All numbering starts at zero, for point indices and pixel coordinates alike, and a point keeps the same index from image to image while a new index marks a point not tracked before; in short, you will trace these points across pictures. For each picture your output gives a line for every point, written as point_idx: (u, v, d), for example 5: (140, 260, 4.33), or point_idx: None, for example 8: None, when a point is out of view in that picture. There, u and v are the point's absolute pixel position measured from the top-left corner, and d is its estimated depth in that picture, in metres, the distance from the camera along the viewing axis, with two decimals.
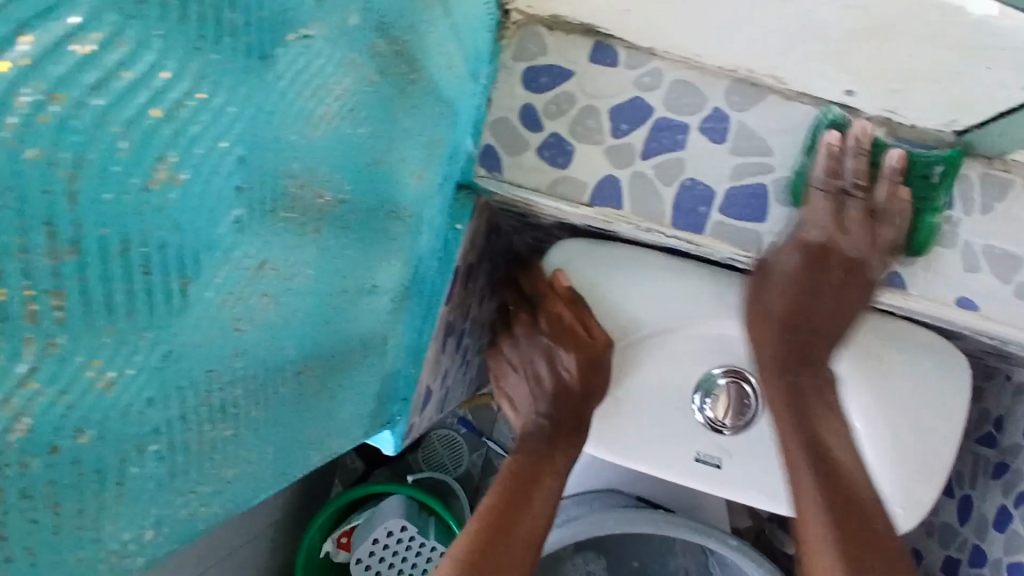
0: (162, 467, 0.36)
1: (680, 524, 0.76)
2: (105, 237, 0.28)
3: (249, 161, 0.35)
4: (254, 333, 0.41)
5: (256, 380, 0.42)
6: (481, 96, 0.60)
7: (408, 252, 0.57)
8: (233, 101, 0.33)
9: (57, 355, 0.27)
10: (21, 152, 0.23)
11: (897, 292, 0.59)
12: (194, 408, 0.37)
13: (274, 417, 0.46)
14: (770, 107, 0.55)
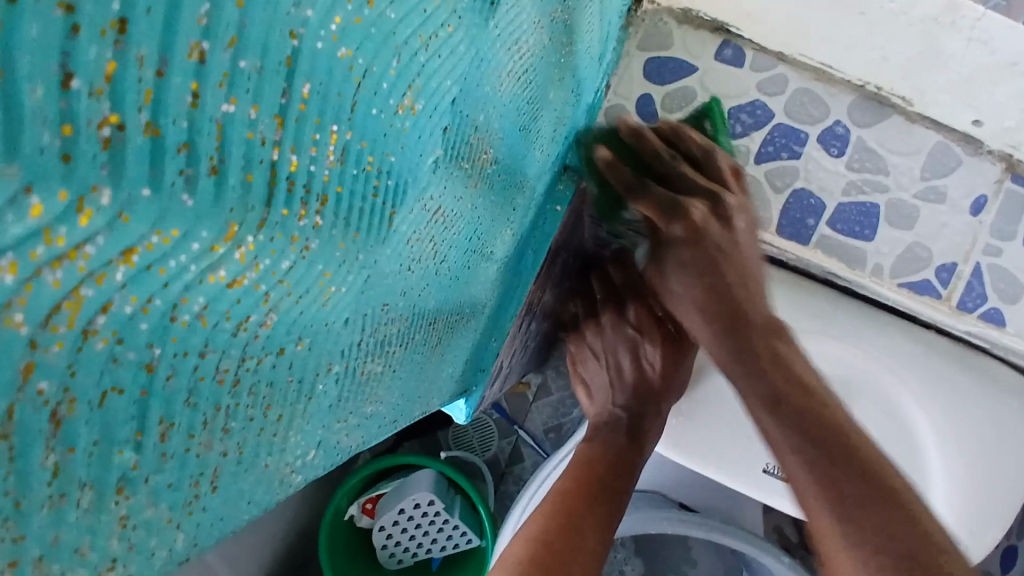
0: (337, 443, 0.30)
1: (731, 534, 0.77)
2: (362, 153, 0.21)
3: (460, 102, 0.28)
4: (399, 307, 0.31)
5: (392, 357, 0.34)
6: (602, 83, 0.61)
7: (521, 227, 0.55)
8: (464, 21, 0.25)
9: (308, 258, 0.20)
10: (338, 50, 0.17)
11: (993, 328, 0.59)
12: (347, 388, 0.29)
13: (384, 407, 0.36)
14: (892, 129, 0.58)
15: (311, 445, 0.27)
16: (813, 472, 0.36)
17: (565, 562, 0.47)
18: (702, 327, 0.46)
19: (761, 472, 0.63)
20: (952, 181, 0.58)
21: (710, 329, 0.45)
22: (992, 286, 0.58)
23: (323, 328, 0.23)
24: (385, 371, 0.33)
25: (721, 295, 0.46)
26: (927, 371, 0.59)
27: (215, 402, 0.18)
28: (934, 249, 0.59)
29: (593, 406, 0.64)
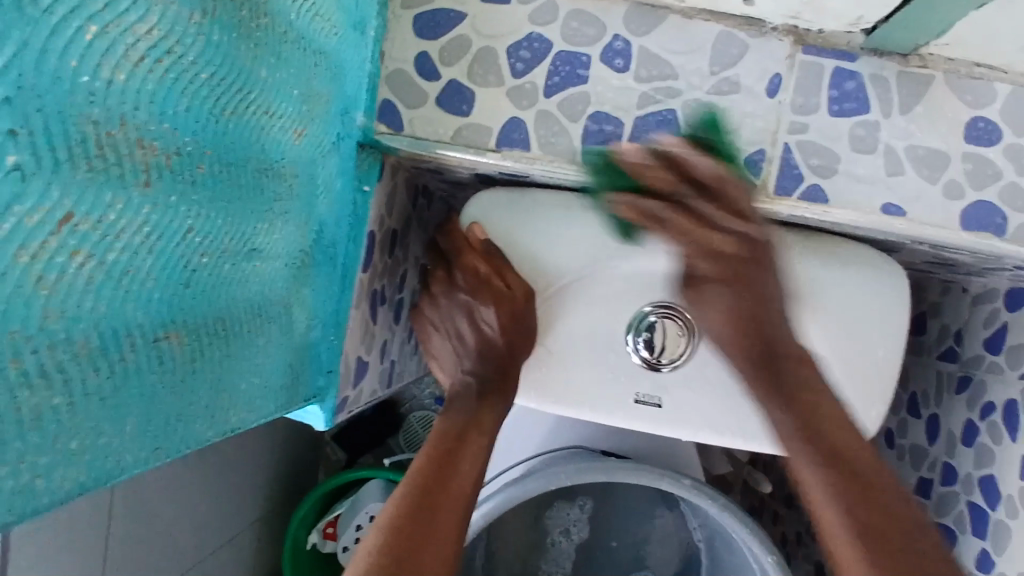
0: (8, 477, 0.29)
1: (635, 471, 0.73)
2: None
3: (19, 98, 0.26)
4: (87, 315, 0.32)
5: (111, 369, 0.33)
6: (371, 51, 0.58)
7: (311, 216, 0.53)
8: (200, 68, 0.36)
9: None
10: None
11: (821, 207, 0.57)
12: (29, 400, 0.29)
13: (124, 420, 0.35)
14: (671, 30, 0.57)
15: (11, 458, 0.29)
16: (804, 458, 0.53)
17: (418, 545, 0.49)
18: (755, 342, 0.58)
19: (631, 403, 0.62)
20: (742, 68, 0.57)
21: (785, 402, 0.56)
22: (806, 162, 0.57)
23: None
24: (105, 386, 0.33)
25: (761, 334, 0.58)
26: (773, 274, 0.60)
27: None
28: (739, 142, 0.57)
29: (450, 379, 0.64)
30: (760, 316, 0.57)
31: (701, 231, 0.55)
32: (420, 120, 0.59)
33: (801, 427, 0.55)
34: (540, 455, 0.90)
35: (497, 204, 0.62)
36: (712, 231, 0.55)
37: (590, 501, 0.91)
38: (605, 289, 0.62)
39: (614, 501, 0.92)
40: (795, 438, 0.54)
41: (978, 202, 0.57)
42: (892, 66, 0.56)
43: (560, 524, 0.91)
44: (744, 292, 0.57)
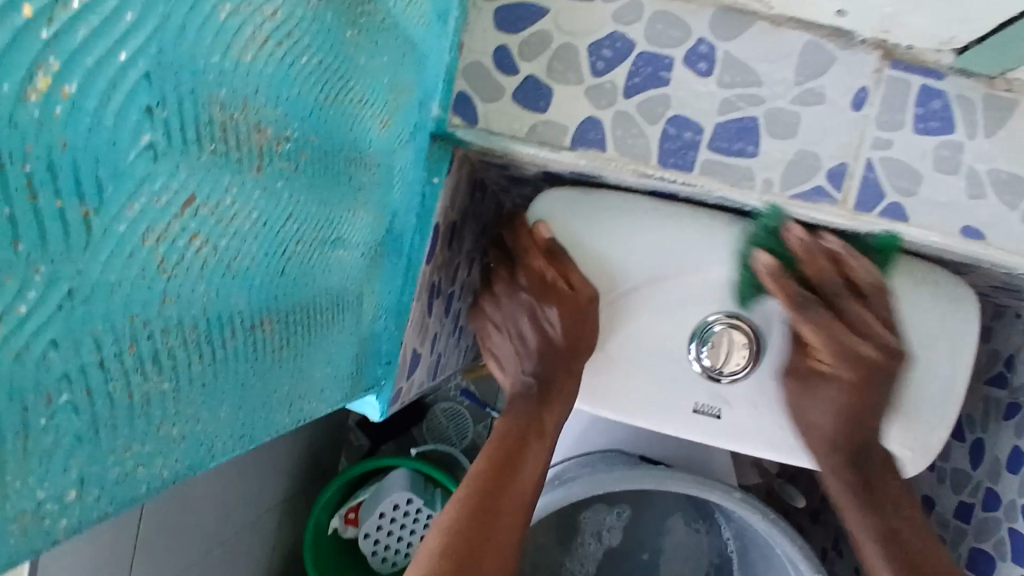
0: (114, 466, 0.29)
1: (683, 480, 0.73)
2: (123, 130, 0.25)
3: (157, 79, 0.26)
4: (198, 301, 0.31)
5: (213, 355, 0.33)
6: (449, 42, 0.58)
7: (386, 206, 0.53)
8: (313, 53, 0.36)
9: (34, 359, 0.24)
10: (71, 37, 0.22)
11: (898, 224, 0.56)
12: (141, 385, 0.29)
13: (218, 407, 0.35)
14: (757, 37, 0.55)
15: (118, 445, 0.29)
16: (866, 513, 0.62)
17: (475, 554, 0.51)
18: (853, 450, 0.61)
19: (691, 413, 0.63)
20: (828, 80, 0.56)
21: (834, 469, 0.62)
22: (887, 180, 0.56)
23: (104, 291, 0.26)
24: (205, 373, 0.33)
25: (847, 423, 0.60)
26: (845, 292, 0.59)
27: (28, 437, 0.24)
28: (819, 155, 0.56)
29: (510, 378, 0.64)
30: (860, 404, 0.59)
31: (838, 326, 0.57)
32: (496, 115, 0.58)
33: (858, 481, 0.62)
34: (582, 457, 0.90)
35: (567, 204, 0.61)
36: (853, 336, 0.56)
37: (626, 513, 0.91)
38: (672, 296, 0.61)
39: (649, 517, 0.92)
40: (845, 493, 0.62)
41: None
42: (978, 90, 0.55)
43: (592, 526, 0.90)
44: (863, 390, 0.58)
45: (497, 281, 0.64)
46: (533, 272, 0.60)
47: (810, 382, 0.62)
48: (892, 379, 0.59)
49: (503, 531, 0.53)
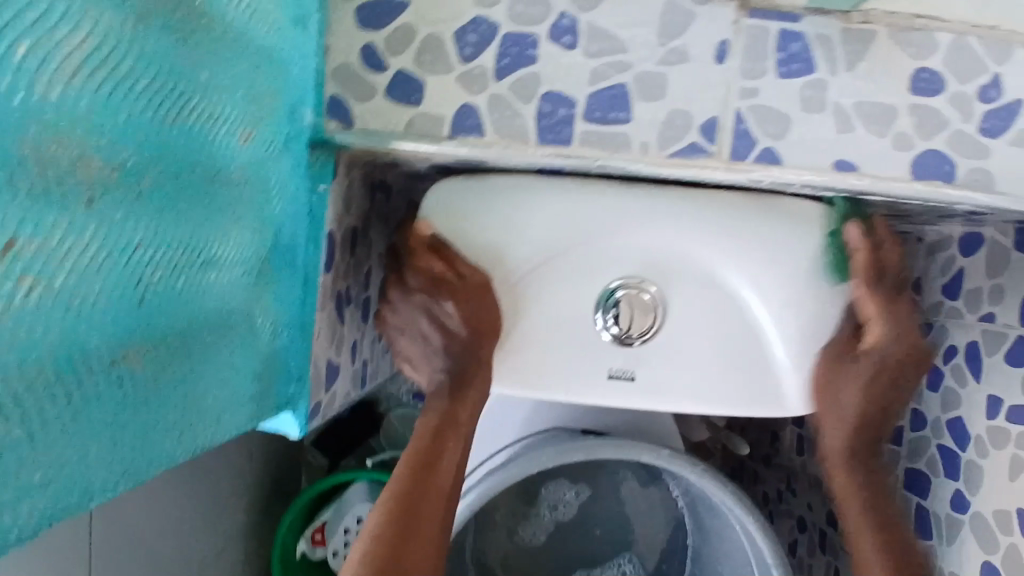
0: None
1: (610, 445, 0.74)
2: None
3: None
4: (40, 342, 0.31)
5: (69, 395, 0.33)
6: (314, 44, 0.57)
7: (266, 220, 0.52)
8: (135, 76, 0.35)
9: None
10: None
11: (774, 168, 0.58)
12: None
13: (89, 445, 0.35)
14: (617, 4, 0.56)
15: None
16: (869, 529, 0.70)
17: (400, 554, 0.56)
18: (859, 464, 0.70)
19: (603, 379, 0.64)
20: (690, 37, 0.57)
21: (862, 488, 0.70)
22: (758, 127, 0.57)
23: None
24: (66, 415, 0.33)
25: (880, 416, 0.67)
26: (734, 241, 0.61)
27: None
28: (692, 111, 0.57)
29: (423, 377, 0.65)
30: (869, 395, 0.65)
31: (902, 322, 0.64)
32: (372, 113, 0.58)
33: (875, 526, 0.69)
34: (538, 434, 0.91)
35: (457, 196, 0.62)
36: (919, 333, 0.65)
37: (585, 496, 0.93)
38: (573, 267, 0.63)
39: (608, 494, 0.94)
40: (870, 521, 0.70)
41: (928, 151, 0.58)
42: (836, 26, 0.57)
43: (550, 499, 0.92)
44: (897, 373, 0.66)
45: (390, 285, 0.65)
46: (420, 269, 0.62)
47: (716, 332, 0.64)
48: (789, 318, 0.62)
49: (429, 525, 0.57)
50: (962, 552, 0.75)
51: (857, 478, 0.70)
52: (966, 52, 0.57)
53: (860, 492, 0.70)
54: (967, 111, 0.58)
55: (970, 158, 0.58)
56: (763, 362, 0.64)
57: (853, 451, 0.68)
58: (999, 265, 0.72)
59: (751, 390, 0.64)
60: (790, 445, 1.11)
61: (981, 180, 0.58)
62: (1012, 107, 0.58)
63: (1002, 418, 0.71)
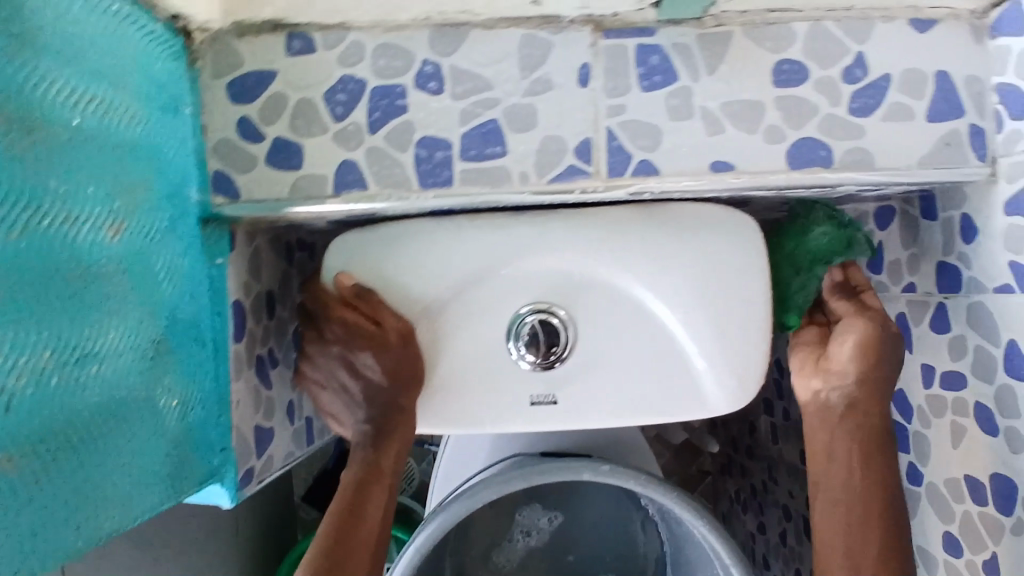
0: None
1: (550, 468, 0.72)
2: None
3: None
4: None
5: None
6: (191, 127, 0.58)
7: (155, 304, 0.54)
8: None
9: None
10: None
11: (651, 179, 0.59)
12: None
13: None
14: (476, 45, 0.58)
15: None
16: (871, 544, 0.62)
17: None
18: (875, 478, 0.64)
19: (528, 406, 0.64)
20: (551, 66, 0.58)
21: (853, 500, 0.63)
22: (630, 142, 0.59)
23: None
24: None
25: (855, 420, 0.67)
26: (631, 254, 0.62)
27: None
28: (564, 136, 0.59)
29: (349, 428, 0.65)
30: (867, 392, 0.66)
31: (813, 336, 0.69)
32: (256, 183, 0.59)
33: (880, 534, 0.62)
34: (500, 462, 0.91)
35: (360, 247, 0.61)
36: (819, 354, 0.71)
37: (559, 521, 0.93)
38: (479, 304, 0.63)
39: (580, 514, 0.94)
40: (868, 536, 0.62)
41: (801, 140, 0.58)
42: (691, 33, 0.58)
43: (523, 525, 0.92)
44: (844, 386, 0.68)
45: (308, 341, 0.63)
46: (336, 320, 0.61)
47: (629, 344, 0.64)
48: (695, 322, 0.63)
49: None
50: (924, 525, 0.75)
51: (846, 484, 0.64)
52: (824, 37, 0.58)
53: (870, 510, 0.63)
54: (835, 95, 0.58)
55: (844, 139, 0.59)
56: (679, 368, 0.65)
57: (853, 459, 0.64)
58: (912, 235, 0.72)
59: (670, 394, 0.65)
60: (767, 435, 1.10)
61: (860, 159, 0.59)
62: (878, 83, 0.59)
63: (937, 386, 0.70)
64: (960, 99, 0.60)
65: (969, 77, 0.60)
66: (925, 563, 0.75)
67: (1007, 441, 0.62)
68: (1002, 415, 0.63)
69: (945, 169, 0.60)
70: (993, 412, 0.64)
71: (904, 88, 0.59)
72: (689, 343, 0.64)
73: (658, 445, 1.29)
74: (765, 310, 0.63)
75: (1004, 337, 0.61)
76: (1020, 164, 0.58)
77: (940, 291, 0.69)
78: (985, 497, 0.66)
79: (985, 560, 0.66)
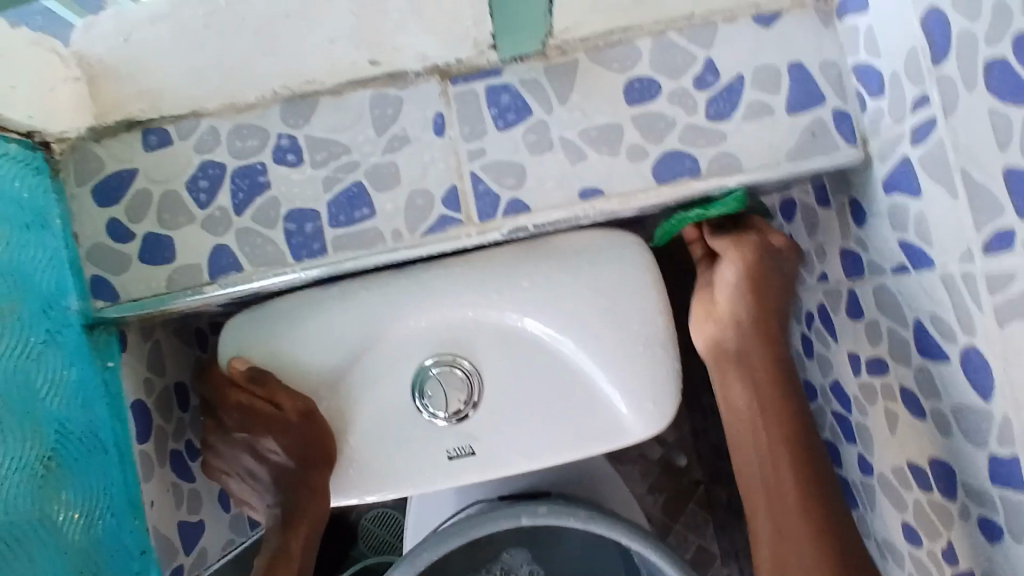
0: None
1: (484, 520, 0.70)
2: None
3: None
4: None
5: None
6: (63, 237, 0.59)
7: (43, 422, 0.54)
8: None
9: None
10: None
11: (522, 216, 0.58)
12: None
13: None
14: (328, 113, 0.58)
15: None
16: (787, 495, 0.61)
17: None
18: (777, 418, 0.62)
19: (445, 462, 0.62)
20: (405, 120, 0.58)
21: (763, 447, 0.63)
22: (495, 183, 0.58)
23: None
24: None
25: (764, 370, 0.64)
26: (519, 291, 0.61)
27: None
28: (429, 187, 0.58)
29: (262, 512, 0.65)
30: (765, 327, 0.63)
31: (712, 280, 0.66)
32: (131, 283, 0.59)
33: (796, 477, 0.61)
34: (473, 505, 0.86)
35: (248, 329, 0.62)
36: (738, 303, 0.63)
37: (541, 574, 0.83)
38: (373, 368, 0.63)
39: (561, 561, 0.83)
40: (780, 473, 0.61)
41: (665, 154, 0.58)
42: (538, 67, 0.58)
43: (504, 564, 0.81)
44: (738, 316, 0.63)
45: (211, 431, 0.64)
46: (233, 409, 0.61)
47: (536, 381, 0.63)
48: (597, 351, 0.61)
49: None
50: (885, 516, 0.71)
51: (752, 428, 0.64)
52: (670, 49, 0.58)
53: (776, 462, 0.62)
54: (691, 105, 0.58)
55: (707, 147, 0.58)
56: (591, 398, 0.63)
57: (749, 409, 0.64)
58: (815, 225, 0.71)
59: (587, 429, 0.63)
60: None
61: (729, 164, 0.58)
62: (732, 85, 0.58)
63: (866, 373, 0.68)
64: (818, 87, 0.58)
65: (823, 63, 0.58)
66: (893, 556, 0.71)
67: (936, 423, 0.59)
68: (926, 397, 0.59)
69: (814, 159, 0.58)
70: (917, 394, 0.61)
71: (760, 85, 0.58)
72: (596, 372, 0.62)
73: (643, 462, 1.23)
74: (667, 327, 0.62)
75: (910, 316, 0.59)
76: (888, 142, 0.56)
77: (848, 277, 0.67)
78: (930, 483, 0.62)
79: (943, 549, 0.62)
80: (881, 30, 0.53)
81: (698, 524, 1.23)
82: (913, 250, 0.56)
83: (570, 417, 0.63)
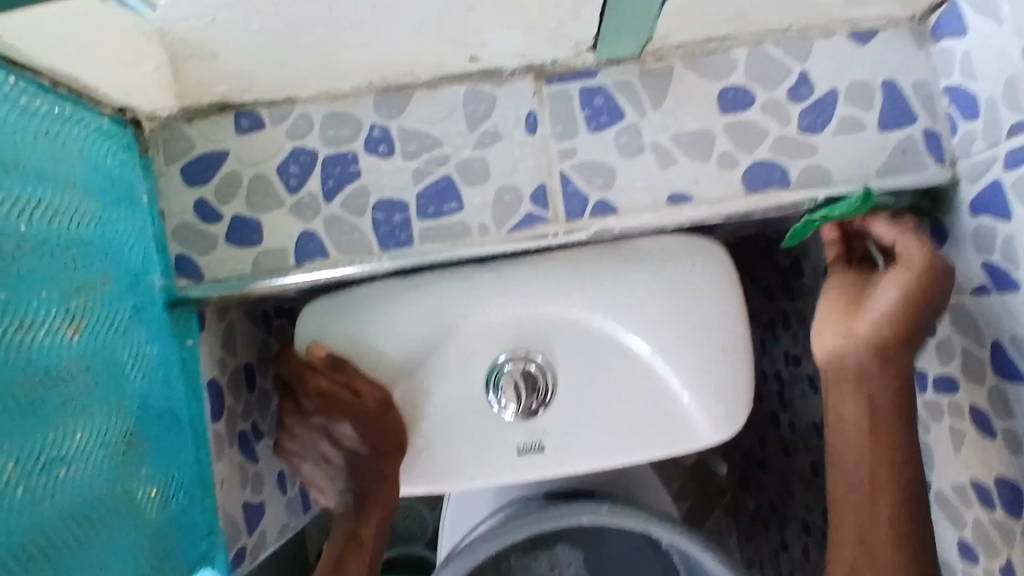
0: None
1: (545, 516, 0.70)
2: None
3: None
4: None
5: None
6: (150, 215, 0.59)
7: (127, 397, 0.55)
8: None
9: None
10: None
11: (609, 218, 0.59)
12: None
13: None
14: (421, 106, 0.59)
15: None
16: (882, 521, 0.57)
17: None
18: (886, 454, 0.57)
19: (514, 457, 0.63)
20: (497, 117, 0.59)
21: (864, 479, 0.58)
22: (584, 184, 0.59)
23: None
24: None
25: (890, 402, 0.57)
26: (597, 291, 0.62)
27: None
28: (518, 184, 0.59)
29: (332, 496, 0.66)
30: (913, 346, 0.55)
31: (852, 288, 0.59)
32: (217, 262, 0.60)
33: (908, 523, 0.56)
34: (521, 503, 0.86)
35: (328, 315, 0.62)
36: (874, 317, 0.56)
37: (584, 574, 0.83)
38: (448, 361, 0.63)
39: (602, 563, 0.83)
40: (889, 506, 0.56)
41: (754, 163, 0.58)
42: (632, 71, 0.59)
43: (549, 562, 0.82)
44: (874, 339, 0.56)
45: (286, 414, 0.64)
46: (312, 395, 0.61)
47: (608, 381, 0.63)
48: (673, 355, 0.62)
49: None
50: None
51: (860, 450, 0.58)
52: (765, 61, 0.58)
53: (881, 491, 0.57)
54: (783, 116, 0.58)
55: (796, 158, 0.58)
56: (662, 401, 0.63)
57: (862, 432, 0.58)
58: None
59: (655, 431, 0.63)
60: (775, 450, 1.05)
61: (817, 177, 0.59)
62: (824, 99, 0.58)
63: (933, 391, 0.68)
64: (910, 106, 0.58)
65: (915, 82, 0.58)
66: None
67: (1008, 444, 0.59)
68: (998, 418, 0.60)
69: (901, 178, 0.59)
70: (988, 414, 0.61)
71: (852, 100, 0.58)
72: (670, 376, 0.62)
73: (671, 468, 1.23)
74: (743, 334, 0.62)
75: (987, 336, 0.59)
76: (978, 165, 0.56)
77: None
78: (994, 502, 0.63)
79: (1003, 568, 0.62)
80: (980, 54, 0.54)
81: (723, 533, 1.23)
82: (998, 272, 0.56)
83: (641, 419, 0.63)
